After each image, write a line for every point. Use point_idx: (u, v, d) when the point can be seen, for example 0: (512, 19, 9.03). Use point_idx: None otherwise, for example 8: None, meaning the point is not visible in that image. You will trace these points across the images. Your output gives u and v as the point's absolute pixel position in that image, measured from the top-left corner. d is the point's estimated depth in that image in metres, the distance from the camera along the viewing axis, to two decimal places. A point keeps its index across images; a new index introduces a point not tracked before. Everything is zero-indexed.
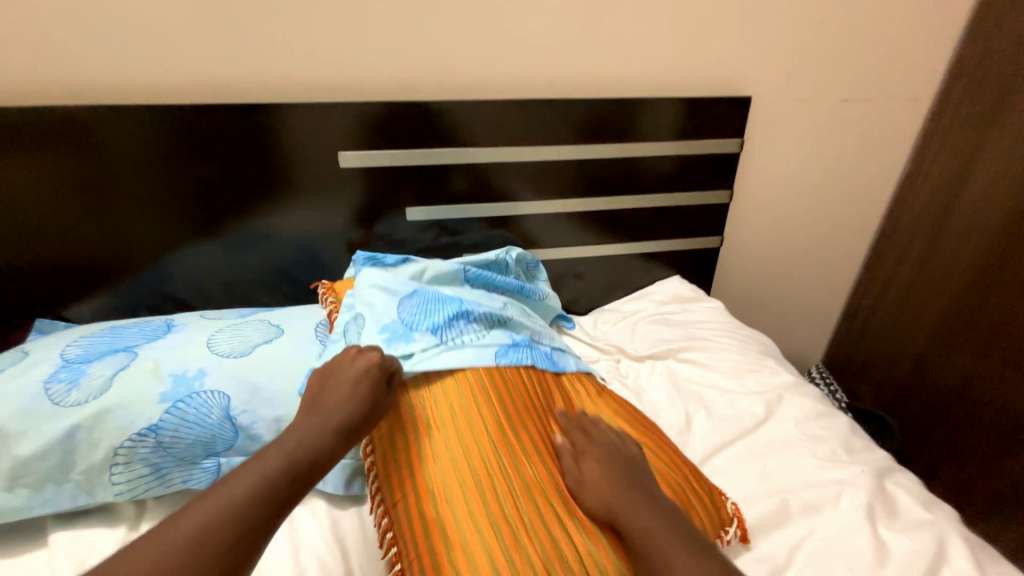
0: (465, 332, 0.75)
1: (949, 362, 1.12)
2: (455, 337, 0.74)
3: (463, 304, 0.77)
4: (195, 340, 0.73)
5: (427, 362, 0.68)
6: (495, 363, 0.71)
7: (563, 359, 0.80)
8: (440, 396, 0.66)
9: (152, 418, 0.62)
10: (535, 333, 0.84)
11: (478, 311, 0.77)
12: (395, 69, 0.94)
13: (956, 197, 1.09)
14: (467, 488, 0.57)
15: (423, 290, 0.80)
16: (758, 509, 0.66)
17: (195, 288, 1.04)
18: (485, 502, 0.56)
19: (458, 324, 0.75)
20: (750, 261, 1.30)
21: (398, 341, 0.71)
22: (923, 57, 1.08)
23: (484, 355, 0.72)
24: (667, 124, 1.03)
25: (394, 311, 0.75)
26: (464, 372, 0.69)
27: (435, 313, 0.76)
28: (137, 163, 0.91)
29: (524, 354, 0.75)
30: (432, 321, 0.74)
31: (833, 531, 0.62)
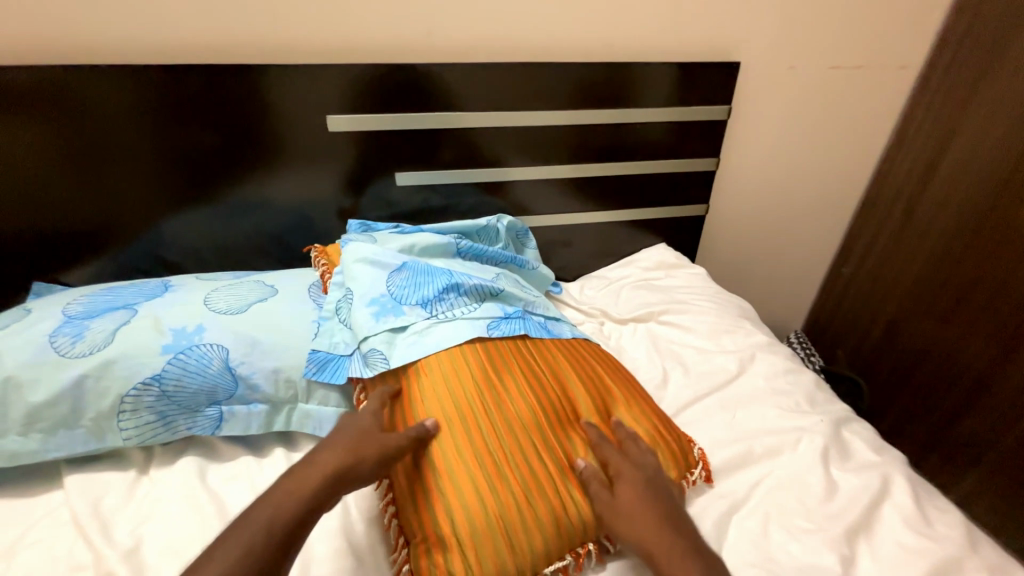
0: (456, 305, 0.78)
1: (919, 327, 1.18)
2: (445, 310, 0.77)
3: (452, 277, 0.80)
4: (193, 298, 0.76)
5: (418, 337, 0.73)
6: (487, 335, 0.75)
7: (555, 327, 0.85)
8: (442, 374, 0.69)
9: (155, 367, 0.66)
10: (528, 304, 0.87)
11: (467, 284, 0.80)
12: (384, 31, 0.93)
13: (935, 166, 1.12)
14: (461, 432, 0.63)
15: (411, 263, 0.82)
16: (724, 454, 0.71)
17: (188, 252, 1.05)
18: (478, 445, 0.62)
19: (447, 298, 0.78)
20: (736, 230, 1.33)
21: (389, 315, 0.74)
22: (912, 24, 1.08)
23: (476, 328, 0.75)
24: (656, 90, 1.04)
25: (383, 285, 0.78)
26: (458, 346, 0.72)
27: (426, 288, 0.79)
28: (125, 124, 0.90)
29: (515, 326, 0.78)
30: (421, 295, 0.77)
31: (790, 471, 0.68)
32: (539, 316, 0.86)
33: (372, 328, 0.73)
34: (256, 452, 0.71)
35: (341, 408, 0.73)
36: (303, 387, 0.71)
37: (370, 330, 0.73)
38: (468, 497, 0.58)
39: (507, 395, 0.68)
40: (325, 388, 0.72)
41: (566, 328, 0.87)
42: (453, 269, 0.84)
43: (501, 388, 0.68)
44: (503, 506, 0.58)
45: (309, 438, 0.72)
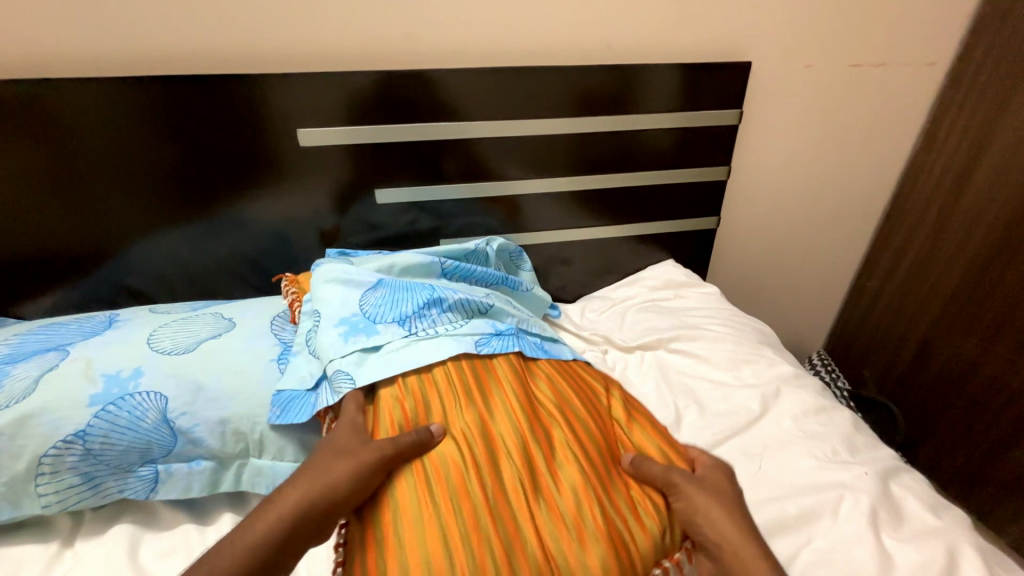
0: (439, 321, 0.69)
1: (956, 348, 1.06)
2: (426, 327, 0.67)
3: (435, 291, 0.71)
4: (135, 336, 0.67)
5: (393, 356, 0.63)
6: (476, 351, 0.66)
7: (554, 347, 0.76)
8: (420, 396, 0.60)
9: (79, 423, 0.57)
10: (521, 321, 0.78)
11: (451, 297, 0.71)
12: (361, 36, 0.85)
13: (970, 171, 1.00)
14: (438, 471, 0.53)
15: (388, 279, 0.74)
16: (769, 511, 0.60)
17: (151, 280, 0.97)
18: (458, 485, 0.52)
19: (429, 313, 0.69)
20: (749, 244, 1.23)
21: (360, 335, 0.65)
22: (941, 16, 0.98)
23: (462, 343, 0.66)
24: (660, 94, 0.94)
25: (356, 304, 0.69)
26: (439, 367, 0.63)
27: (405, 303, 0.70)
28: (78, 144, 0.82)
29: (506, 341, 0.69)
30: (399, 312, 0.68)
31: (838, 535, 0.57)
32: (535, 337, 0.77)
33: (341, 349, 0.63)
34: (200, 519, 0.62)
35: (297, 465, 0.62)
36: (255, 440, 0.62)
37: (338, 352, 0.63)
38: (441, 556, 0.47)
39: (495, 424, 0.58)
40: (279, 441, 0.62)
41: (565, 348, 0.78)
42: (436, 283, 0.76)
43: (487, 416, 0.59)
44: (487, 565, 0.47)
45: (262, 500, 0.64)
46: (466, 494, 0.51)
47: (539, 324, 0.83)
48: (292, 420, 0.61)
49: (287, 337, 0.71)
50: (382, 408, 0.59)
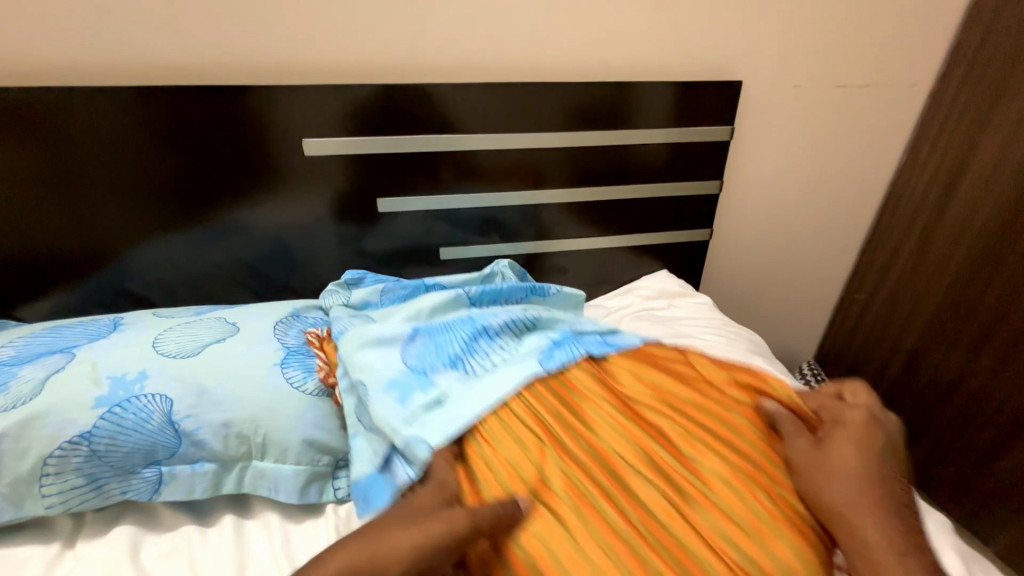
0: (489, 355, 0.70)
1: (942, 359, 1.09)
2: (479, 365, 0.69)
3: (475, 323, 0.73)
4: (140, 339, 0.68)
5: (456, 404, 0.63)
6: (541, 372, 0.65)
7: (617, 339, 0.73)
8: (504, 423, 0.60)
9: (85, 424, 0.58)
10: (573, 324, 0.76)
11: (492, 322, 0.73)
12: (366, 51, 0.88)
13: (953, 188, 1.04)
14: (548, 491, 0.53)
15: (424, 326, 0.74)
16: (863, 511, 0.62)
17: (152, 285, 0.98)
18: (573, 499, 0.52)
19: (477, 349, 0.70)
20: (741, 256, 1.26)
21: (417, 393, 0.65)
22: (922, 41, 1.03)
23: (522, 367, 0.66)
24: (654, 110, 0.98)
25: (400, 361, 0.69)
26: (510, 399, 0.62)
27: (447, 344, 0.71)
28: (86, 150, 0.84)
29: (563, 347, 0.69)
30: (447, 356, 0.70)
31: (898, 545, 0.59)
32: (592, 334, 0.75)
33: (403, 413, 0.62)
34: (202, 520, 0.63)
35: (299, 467, 0.64)
36: (257, 443, 0.63)
37: (401, 417, 0.62)
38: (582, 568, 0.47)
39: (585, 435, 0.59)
40: (281, 444, 0.63)
41: (628, 336, 0.75)
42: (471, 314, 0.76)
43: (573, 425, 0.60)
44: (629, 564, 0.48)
45: (263, 504, 0.65)
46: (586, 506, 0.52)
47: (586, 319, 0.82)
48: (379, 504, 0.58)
49: (290, 342, 0.73)
50: (469, 448, 0.59)
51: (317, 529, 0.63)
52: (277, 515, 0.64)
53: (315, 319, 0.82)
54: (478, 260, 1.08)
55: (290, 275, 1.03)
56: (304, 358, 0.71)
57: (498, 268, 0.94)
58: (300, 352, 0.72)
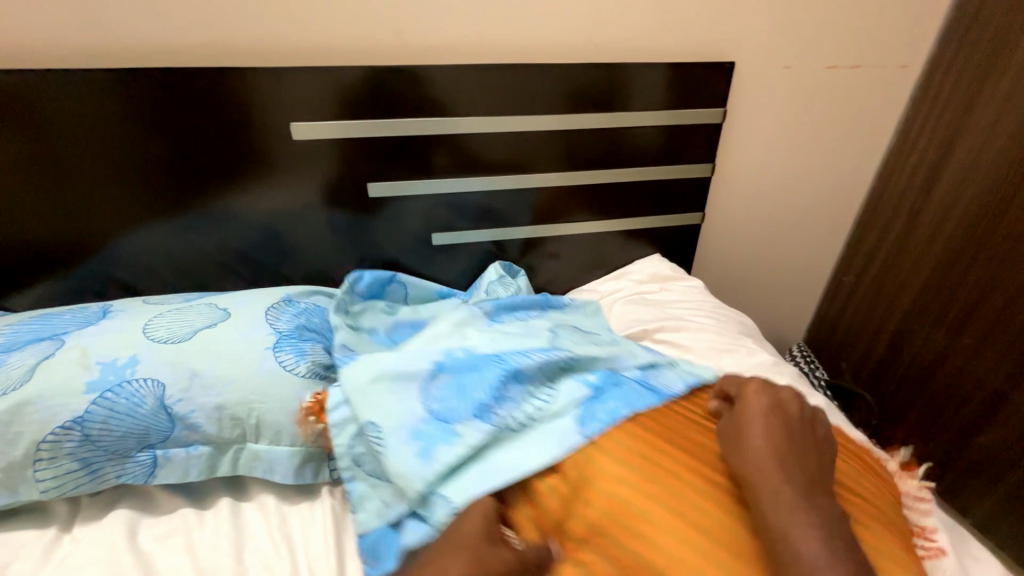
0: (526, 402, 0.65)
1: (926, 339, 1.10)
2: (509, 413, 0.63)
3: (506, 364, 0.67)
4: (130, 325, 0.68)
5: (490, 463, 0.59)
6: (586, 436, 0.60)
7: (660, 379, 0.70)
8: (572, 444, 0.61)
9: (77, 409, 0.58)
10: (612, 363, 0.72)
11: (528, 367, 0.67)
12: (353, 31, 0.86)
13: (939, 170, 1.05)
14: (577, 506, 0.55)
15: (446, 363, 0.69)
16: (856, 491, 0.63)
17: (141, 273, 0.97)
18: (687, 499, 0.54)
19: (506, 395, 0.65)
20: (732, 240, 1.27)
21: (439, 446, 0.59)
22: (914, 20, 1.02)
23: (567, 430, 0.61)
24: (646, 91, 0.97)
25: (420, 405, 0.64)
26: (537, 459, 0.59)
27: (475, 380, 0.66)
28: (67, 134, 0.82)
29: (611, 404, 0.64)
30: (472, 402, 0.64)
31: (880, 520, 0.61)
32: (631, 369, 0.72)
33: (424, 473, 0.57)
34: (198, 503, 0.64)
35: (294, 448, 0.64)
36: (251, 426, 0.63)
37: (423, 478, 0.57)
38: (696, 556, 0.49)
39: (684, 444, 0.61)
40: (275, 426, 0.64)
41: (670, 375, 0.72)
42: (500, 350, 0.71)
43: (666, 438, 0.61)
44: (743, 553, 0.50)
45: (261, 488, 0.65)
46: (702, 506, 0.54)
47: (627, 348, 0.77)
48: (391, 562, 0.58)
49: (281, 326, 0.73)
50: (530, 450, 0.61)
51: (312, 512, 0.64)
52: (273, 498, 0.65)
53: (307, 304, 0.81)
54: (471, 245, 1.07)
55: (282, 261, 1.02)
56: (296, 342, 0.71)
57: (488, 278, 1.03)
58: (292, 336, 0.72)
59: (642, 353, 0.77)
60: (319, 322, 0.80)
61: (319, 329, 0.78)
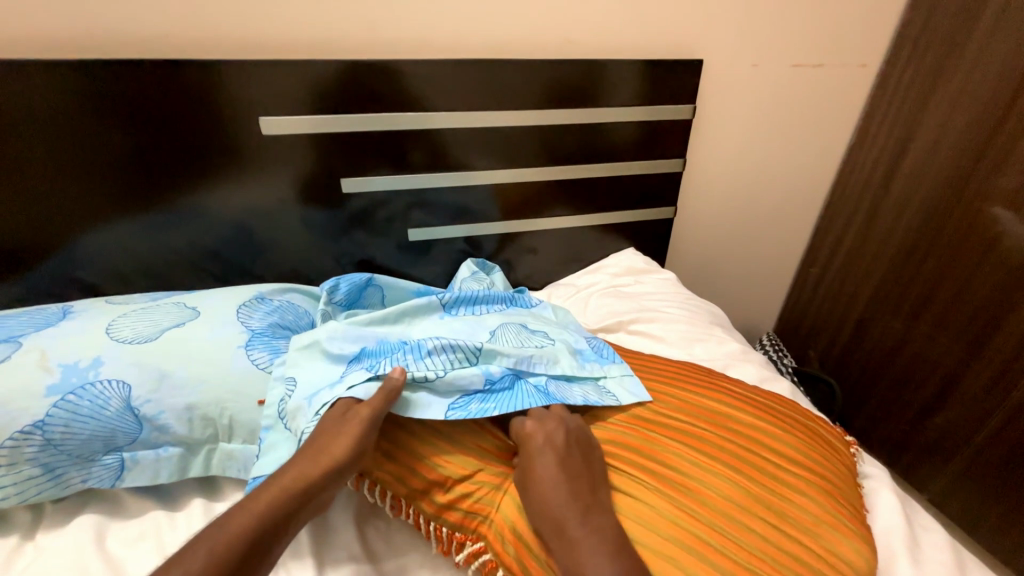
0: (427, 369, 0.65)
1: (886, 326, 1.16)
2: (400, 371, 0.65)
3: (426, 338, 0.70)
4: (93, 326, 0.66)
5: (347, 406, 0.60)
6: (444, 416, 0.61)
7: (561, 390, 0.69)
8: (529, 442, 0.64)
9: (37, 413, 0.56)
10: (527, 360, 0.71)
11: (432, 345, 0.67)
12: (324, 24, 0.85)
13: (897, 164, 1.10)
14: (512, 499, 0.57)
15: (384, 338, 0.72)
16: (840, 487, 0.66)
17: (106, 272, 0.94)
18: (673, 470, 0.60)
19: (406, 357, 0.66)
20: (704, 234, 1.30)
21: (322, 390, 0.62)
22: (872, 20, 1.07)
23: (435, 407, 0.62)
24: (619, 88, 0.99)
25: (331, 354, 0.67)
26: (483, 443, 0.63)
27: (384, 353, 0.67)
28: (20, 127, 0.78)
29: (490, 403, 0.64)
30: (374, 359, 0.66)
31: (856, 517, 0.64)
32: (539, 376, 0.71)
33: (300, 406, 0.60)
34: (169, 505, 0.63)
35: None
36: (223, 426, 0.62)
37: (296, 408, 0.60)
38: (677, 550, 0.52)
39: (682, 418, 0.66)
40: (249, 425, 0.63)
41: (576, 391, 0.70)
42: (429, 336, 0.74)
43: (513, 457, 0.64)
44: (673, 546, 0.52)
45: (236, 486, 0.65)
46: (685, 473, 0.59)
47: (562, 350, 0.76)
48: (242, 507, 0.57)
49: (254, 325, 0.71)
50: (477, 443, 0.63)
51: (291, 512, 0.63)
52: None
53: (280, 302, 0.80)
54: (447, 241, 1.08)
55: (255, 259, 1.00)
56: (269, 340, 0.70)
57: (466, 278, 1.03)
58: (265, 334, 0.71)
59: (570, 360, 0.75)
60: (293, 320, 0.79)
61: (294, 326, 0.78)
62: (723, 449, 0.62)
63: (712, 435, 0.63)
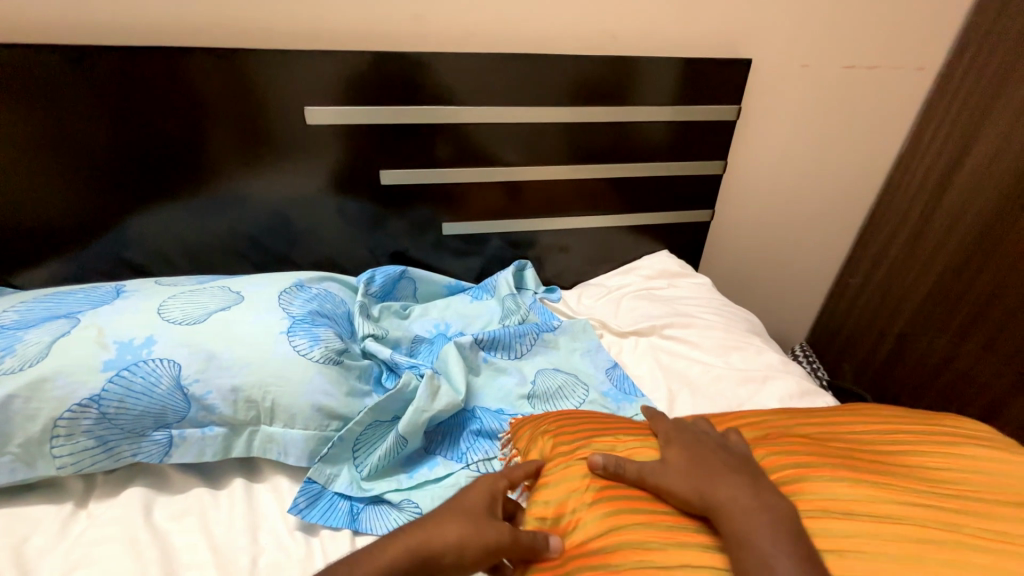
0: (492, 455, 0.71)
1: (930, 343, 1.09)
2: (478, 460, 0.70)
3: (482, 420, 0.74)
4: (145, 306, 0.68)
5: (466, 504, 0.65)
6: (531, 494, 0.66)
7: None
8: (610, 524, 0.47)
9: (94, 386, 0.59)
10: None
11: (497, 430, 0.73)
12: (374, 17, 0.86)
13: (953, 173, 1.04)
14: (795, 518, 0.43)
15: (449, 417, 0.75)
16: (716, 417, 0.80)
17: (152, 253, 0.97)
18: (844, 497, 0.45)
19: (478, 443, 0.72)
20: (740, 239, 1.27)
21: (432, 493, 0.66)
22: (934, 22, 1.02)
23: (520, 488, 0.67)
24: (665, 85, 0.97)
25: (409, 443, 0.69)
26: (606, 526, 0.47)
27: (455, 435, 0.73)
28: (78, 110, 0.81)
29: None
30: (454, 449, 0.72)
31: None
32: None
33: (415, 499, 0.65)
34: (212, 483, 0.65)
35: (308, 432, 0.64)
36: (266, 409, 0.64)
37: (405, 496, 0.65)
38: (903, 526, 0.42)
39: (868, 457, 0.52)
40: (290, 409, 0.64)
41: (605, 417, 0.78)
42: (483, 403, 0.79)
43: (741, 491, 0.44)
44: (904, 527, 0.42)
45: (275, 469, 0.66)
46: (862, 506, 0.44)
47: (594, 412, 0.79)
48: (368, 524, 0.62)
49: (295, 311, 0.73)
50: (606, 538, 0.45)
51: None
52: (287, 480, 0.65)
53: (319, 290, 0.82)
54: (481, 236, 1.07)
55: (293, 247, 1.02)
56: (309, 327, 0.71)
57: (500, 280, 1.03)
58: (306, 321, 0.72)
59: (605, 384, 0.84)
60: (331, 308, 0.80)
61: (332, 314, 0.79)
62: (902, 493, 0.46)
63: (894, 477, 0.48)
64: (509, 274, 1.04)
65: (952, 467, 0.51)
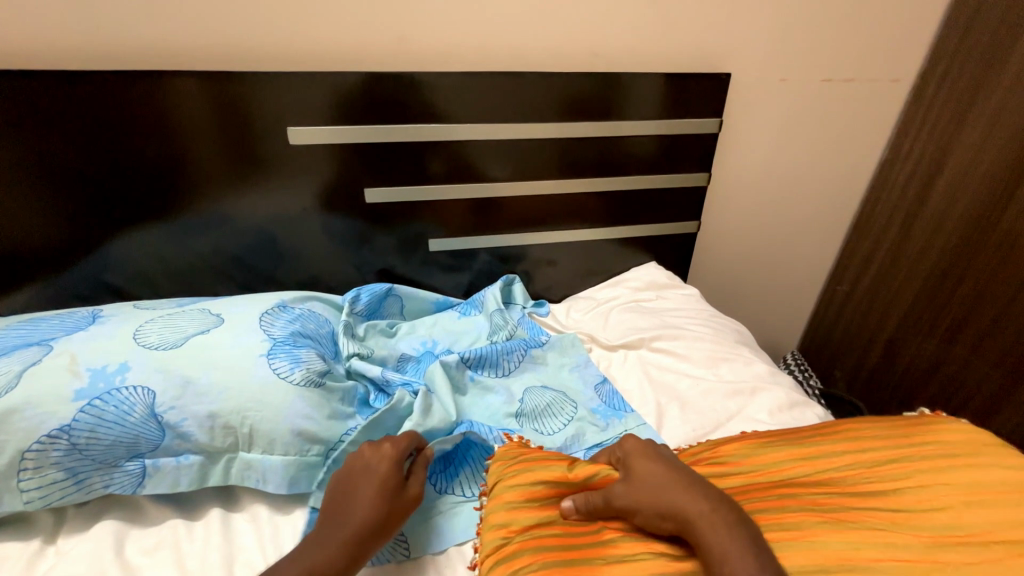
0: (478, 476, 0.70)
1: (918, 347, 1.09)
2: (463, 482, 0.69)
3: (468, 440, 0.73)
4: (121, 331, 0.67)
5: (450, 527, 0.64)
6: None
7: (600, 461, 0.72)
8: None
9: (64, 417, 0.57)
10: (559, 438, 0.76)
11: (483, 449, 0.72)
12: (358, 38, 0.87)
13: (934, 178, 1.05)
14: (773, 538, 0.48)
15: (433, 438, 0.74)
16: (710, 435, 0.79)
17: (134, 275, 0.95)
18: (842, 565, 0.46)
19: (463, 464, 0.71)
20: (727, 249, 1.28)
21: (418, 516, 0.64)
22: (908, 34, 1.04)
23: None
24: (646, 100, 0.98)
25: None
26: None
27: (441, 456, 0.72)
28: (57, 135, 0.81)
29: None
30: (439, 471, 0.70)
31: None
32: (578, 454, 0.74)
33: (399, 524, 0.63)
34: (188, 514, 0.62)
35: (287, 458, 0.62)
36: (244, 435, 0.62)
37: None
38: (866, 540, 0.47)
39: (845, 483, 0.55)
40: (268, 434, 0.62)
41: (593, 433, 0.77)
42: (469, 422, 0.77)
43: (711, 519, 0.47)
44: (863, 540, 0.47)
45: (254, 498, 0.64)
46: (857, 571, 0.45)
47: (582, 429, 0.77)
48: None
49: (275, 333, 0.71)
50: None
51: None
52: (266, 508, 0.63)
53: (301, 310, 0.80)
54: (468, 252, 1.07)
55: (278, 266, 1.00)
56: (291, 348, 0.70)
57: (488, 295, 1.02)
58: (287, 343, 0.70)
59: (594, 400, 0.83)
60: (314, 328, 0.79)
61: (315, 335, 0.78)
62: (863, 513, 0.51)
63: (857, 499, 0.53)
64: (497, 290, 1.03)
65: (913, 476, 0.54)
